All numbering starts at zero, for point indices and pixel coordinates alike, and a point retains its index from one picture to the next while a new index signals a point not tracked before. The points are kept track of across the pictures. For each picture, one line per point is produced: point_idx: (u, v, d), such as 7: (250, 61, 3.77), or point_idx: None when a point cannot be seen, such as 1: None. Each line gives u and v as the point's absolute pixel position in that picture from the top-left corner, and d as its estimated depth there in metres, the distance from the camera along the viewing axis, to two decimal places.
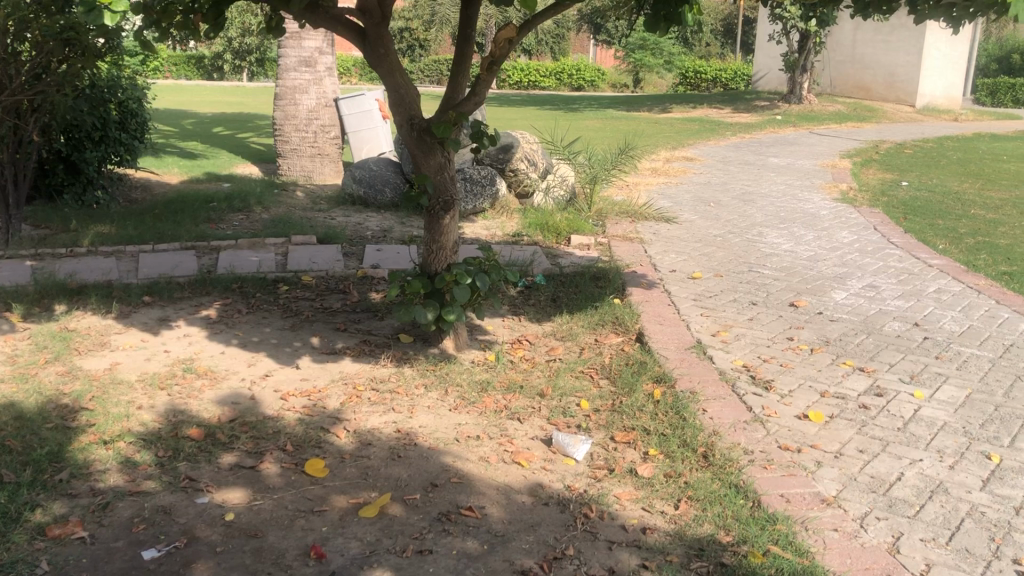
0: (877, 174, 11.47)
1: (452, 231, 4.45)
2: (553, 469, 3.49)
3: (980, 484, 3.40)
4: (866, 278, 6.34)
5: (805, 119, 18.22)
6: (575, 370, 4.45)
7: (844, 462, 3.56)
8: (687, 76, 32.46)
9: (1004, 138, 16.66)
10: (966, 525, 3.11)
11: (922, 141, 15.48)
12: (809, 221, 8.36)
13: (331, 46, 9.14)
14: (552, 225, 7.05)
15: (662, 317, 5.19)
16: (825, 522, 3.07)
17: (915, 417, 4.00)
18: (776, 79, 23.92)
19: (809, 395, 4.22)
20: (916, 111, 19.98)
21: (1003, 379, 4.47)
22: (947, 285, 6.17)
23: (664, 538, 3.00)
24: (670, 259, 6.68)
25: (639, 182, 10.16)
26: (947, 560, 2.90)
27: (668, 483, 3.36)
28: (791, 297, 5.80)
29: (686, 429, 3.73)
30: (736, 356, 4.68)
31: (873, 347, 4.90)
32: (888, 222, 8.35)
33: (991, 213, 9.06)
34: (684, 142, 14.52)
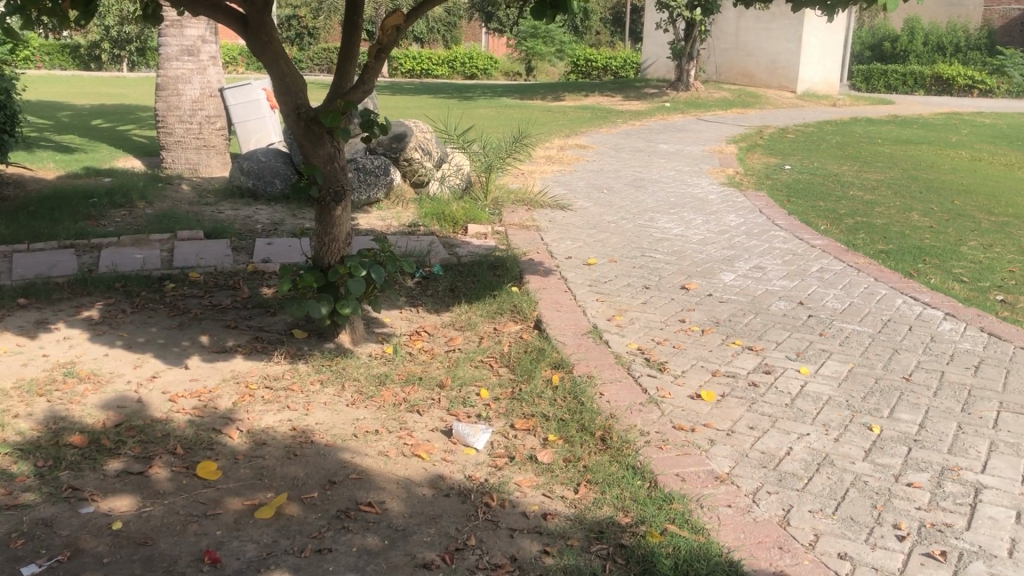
0: (762, 159, 11.84)
1: (344, 223, 4.37)
2: (454, 460, 3.48)
3: (863, 455, 3.55)
4: (752, 259, 6.53)
5: (692, 106, 18.64)
6: (474, 360, 4.44)
7: (735, 439, 3.66)
8: (579, 64, 32.84)
9: (879, 122, 17.45)
10: (851, 494, 3.24)
11: (803, 126, 16.05)
12: (698, 205, 8.58)
13: (214, 34, 8.85)
14: (448, 214, 7.02)
15: (560, 304, 5.23)
16: (719, 499, 3.15)
17: (801, 393, 4.14)
18: (664, 66, 24.40)
19: (701, 375, 4.33)
20: (797, 97, 20.69)
21: (882, 353, 4.68)
22: (829, 265, 6.42)
23: (565, 522, 3.03)
24: (565, 246, 6.74)
25: (534, 170, 10.22)
26: (834, 530, 3.01)
27: (568, 468, 3.39)
28: (682, 280, 5.93)
29: (584, 413, 3.78)
30: (631, 339, 4.76)
31: (761, 327, 5.06)
32: (773, 204, 8.64)
33: (868, 194, 9.47)
34: (577, 129, 14.65)
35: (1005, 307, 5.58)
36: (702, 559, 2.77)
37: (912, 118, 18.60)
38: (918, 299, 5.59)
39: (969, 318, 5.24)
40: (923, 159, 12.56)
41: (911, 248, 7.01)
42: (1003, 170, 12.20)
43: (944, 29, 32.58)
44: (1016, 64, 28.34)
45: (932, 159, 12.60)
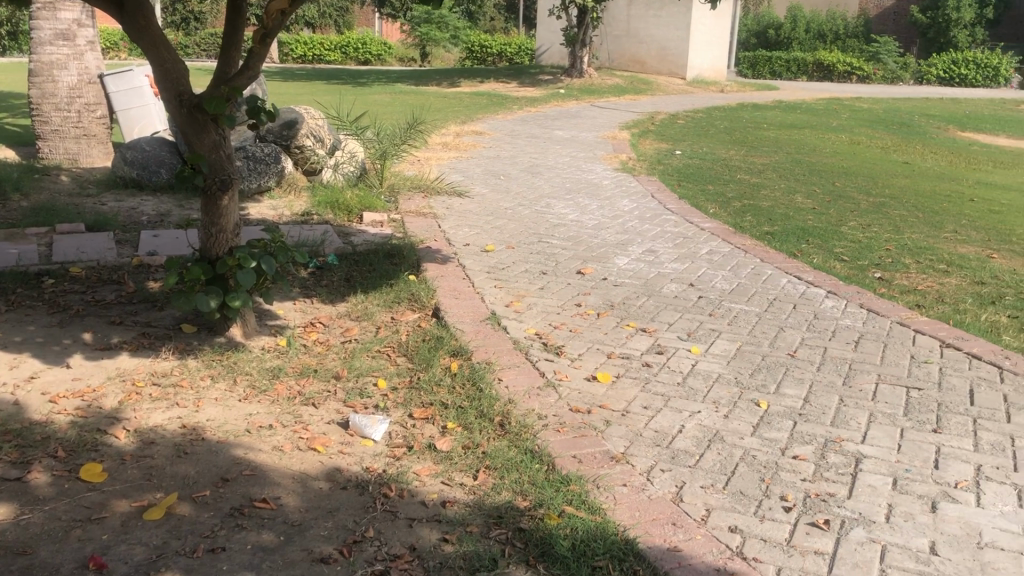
0: (654, 144, 12.08)
1: (232, 213, 4.25)
2: (351, 452, 3.44)
3: (751, 430, 3.67)
4: (646, 243, 6.66)
5: (586, 92, 18.83)
6: (371, 350, 4.40)
7: (630, 419, 3.73)
8: (474, 49, 32.80)
9: (764, 108, 18.02)
10: (740, 469, 3.35)
11: (693, 111, 16.43)
12: (593, 190, 8.70)
13: (91, 18, 8.45)
14: (342, 202, 6.92)
15: (457, 291, 5.22)
16: (615, 478, 3.21)
17: (692, 371, 4.26)
18: (558, 53, 24.60)
19: (597, 357, 4.40)
20: (686, 83, 21.18)
21: (768, 331, 4.85)
22: (718, 247, 6.60)
23: (464, 509, 3.03)
24: (463, 233, 6.73)
25: (430, 157, 10.17)
26: (725, 503, 3.11)
27: (466, 455, 3.39)
28: (578, 265, 6.00)
29: (482, 400, 3.79)
30: (529, 325, 4.79)
31: (654, 308, 5.17)
32: (665, 189, 8.84)
33: (755, 177, 9.78)
34: (473, 116, 14.60)
35: (882, 283, 5.85)
36: (598, 539, 2.82)
37: (795, 104, 19.26)
38: (802, 278, 5.81)
39: (849, 295, 5.47)
40: (806, 143, 13.02)
41: (795, 229, 7.27)
42: (879, 152, 12.77)
43: (824, 17, 33.95)
44: (890, 51, 29.77)
45: (814, 143, 13.08)
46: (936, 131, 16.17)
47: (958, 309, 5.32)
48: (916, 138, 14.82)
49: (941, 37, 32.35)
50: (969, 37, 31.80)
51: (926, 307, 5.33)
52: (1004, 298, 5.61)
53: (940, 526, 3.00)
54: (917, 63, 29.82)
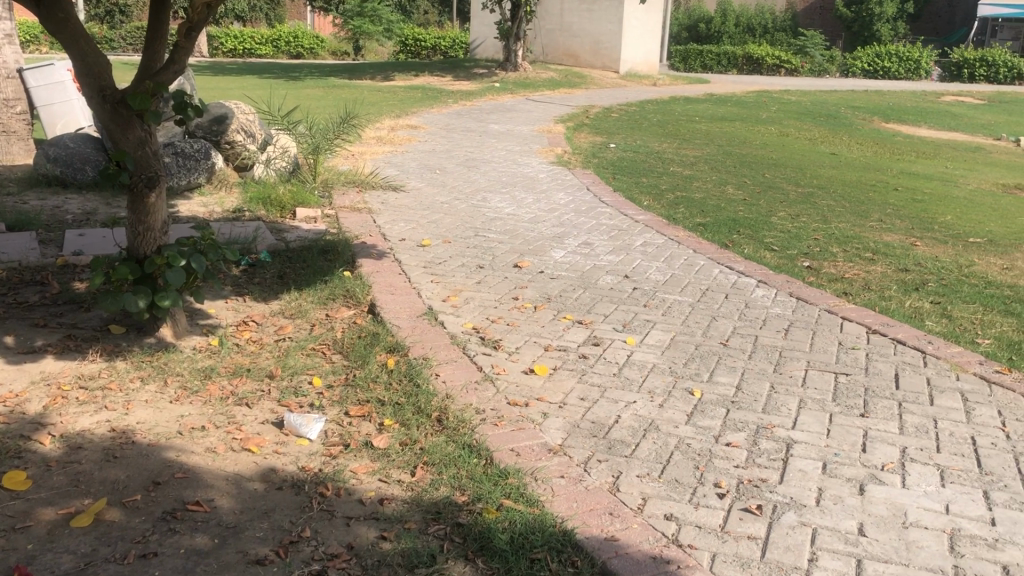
0: (589, 137, 12.16)
1: (160, 211, 4.15)
2: (286, 452, 3.39)
3: (685, 419, 3.73)
4: (581, 236, 6.70)
5: (521, 86, 18.85)
6: (305, 348, 4.34)
7: (568, 411, 3.75)
8: (407, 43, 32.61)
9: (695, 101, 18.29)
10: (675, 457, 3.40)
11: (626, 105, 16.59)
12: (528, 183, 8.72)
13: (8, 10, 8.17)
14: (274, 198, 6.81)
15: (393, 286, 5.19)
16: (553, 470, 3.23)
17: (628, 362, 4.30)
18: (492, 46, 24.60)
19: (534, 350, 4.41)
20: (620, 77, 21.38)
21: (701, 320, 4.93)
22: (652, 238, 6.68)
23: (401, 506, 3.02)
24: (398, 228, 6.68)
25: (364, 151, 10.08)
26: (661, 492, 3.15)
27: (404, 451, 3.38)
28: (515, 259, 6.00)
29: (419, 395, 3.77)
30: (466, 319, 4.79)
31: (590, 301, 5.21)
32: (600, 182, 8.90)
33: (687, 170, 9.92)
34: (407, 110, 14.50)
35: (811, 272, 5.98)
36: (536, 531, 2.83)
37: (726, 97, 19.58)
38: (733, 269, 5.91)
39: (779, 284, 5.58)
40: (737, 135, 13.23)
41: (726, 220, 7.39)
42: (807, 144, 13.05)
43: (753, 12, 34.62)
44: (816, 45, 30.46)
45: (745, 135, 13.31)
46: (861, 123, 16.59)
47: (884, 297, 5.47)
48: (842, 129, 15.19)
49: (865, 31, 33.19)
50: (891, 31, 32.80)
51: (852, 295, 5.47)
52: (927, 284, 5.78)
53: (868, 507, 3.08)
54: (842, 56, 30.56)
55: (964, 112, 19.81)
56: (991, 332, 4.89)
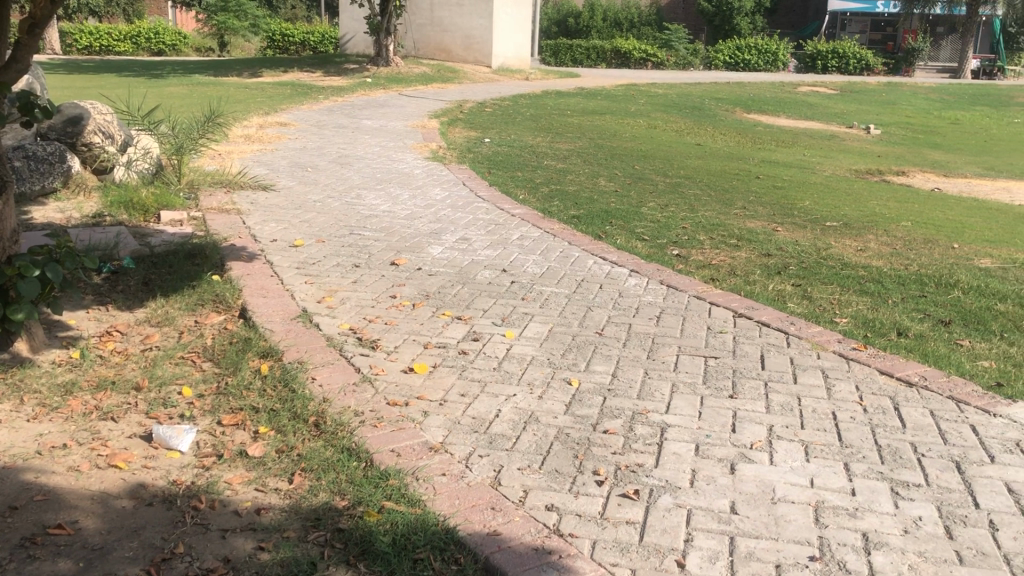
0: (463, 132, 12.17)
1: (8, 218, 3.91)
2: (155, 466, 3.26)
3: (564, 409, 3.78)
4: (458, 231, 6.69)
5: (393, 81, 18.70)
6: (174, 357, 4.19)
7: (448, 408, 3.74)
8: (275, 39, 31.84)
9: (567, 94, 18.57)
10: (555, 447, 3.44)
11: (500, 99, 16.69)
12: (403, 180, 8.65)
13: None
14: (136, 201, 6.53)
15: (265, 289, 5.05)
16: (434, 468, 3.22)
17: (507, 355, 4.33)
18: (362, 42, 24.29)
19: (414, 348, 4.38)
20: (492, 72, 21.49)
21: (578, 311, 5.00)
22: (528, 232, 6.74)
23: (279, 515, 2.94)
24: (269, 228, 6.51)
25: (232, 150, 9.78)
26: (541, 483, 3.18)
27: (281, 459, 3.30)
28: (391, 257, 5.95)
29: (295, 401, 3.69)
30: (343, 320, 4.71)
31: (469, 296, 5.21)
32: (475, 176, 8.92)
33: (561, 163, 10.05)
34: (276, 107, 14.13)
35: (680, 260, 6.17)
36: (418, 531, 2.82)
37: (596, 91, 19.96)
38: (607, 259, 6.02)
39: (650, 273, 5.72)
40: (607, 128, 13.49)
41: (599, 212, 7.53)
42: (674, 135, 13.42)
43: (619, 7, 35.46)
44: (680, 39, 31.36)
45: (615, 128, 13.57)
46: (724, 114, 17.20)
47: (748, 281, 5.69)
48: (707, 121, 15.71)
49: (726, 24, 34.45)
50: (750, 24, 34.16)
51: (720, 280, 5.67)
52: (788, 267, 6.05)
53: (739, 485, 3.20)
54: (705, 50, 31.58)
55: (818, 102, 20.82)
56: (848, 312, 5.16)
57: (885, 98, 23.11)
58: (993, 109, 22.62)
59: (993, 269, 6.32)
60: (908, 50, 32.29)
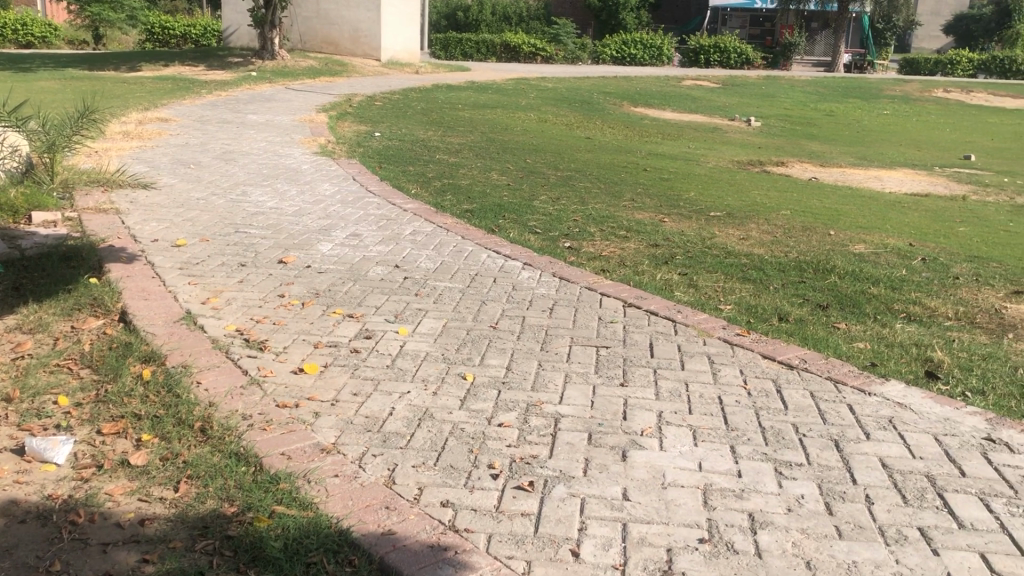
0: (353, 126, 12.00)
1: None
2: (29, 480, 3.10)
3: (458, 404, 3.77)
4: (348, 227, 6.59)
5: (279, 74, 18.29)
6: (49, 365, 3.99)
7: (339, 408, 3.68)
8: (154, 31, 30.75)
9: (458, 88, 18.55)
10: (449, 443, 3.43)
11: (390, 93, 16.53)
12: (291, 175, 8.48)
13: None
14: (5, 202, 6.20)
15: (146, 291, 4.87)
16: (326, 470, 3.16)
17: (400, 352, 4.29)
18: (246, 35, 23.69)
19: (303, 348, 4.30)
20: (381, 66, 21.29)
21: (471, 305, 5.00)
22: (420, 226, 6.69)
23: (165, 525, 2.84)
24: (150, 228, 6.28)
25: (109, 147, 9.39)
26: (437, 479, 3.16)
27: (165, 467, 3.18)
28: (279, 255, 5.81)
29: (180, 406, 3.56)
30: (229, 321, 4.57)
31: (360, 293, 5.14)
32: (365, 170, 8.81)
33: (452, 157, 10.03)
34: (156, 101, 13.62)
35: (572, 252, 6.24)
36: (311, 534, 2.76)
37: (487, 84, 20.00)
38: (500, 252, 6.04)
39: (542, 266, 5.76)
40: (498, 122, 13.53)
41: (492, 206, 7.54)
42: (564, 129, 13.57)
43: (507, 2, 35.64)
44: (569, 33, 31.72)
45: (506, 122, 13.63)
46: (612, 107, 17.49)
47: (638, 271, 5.80)
48: (596, 114, 15.94)
49: (612, 19, 35.04)
50: (636, 19, 34.85)
51: (610, 272, 5.76)
52: (675, 257, 6.19)
53: (630, 472, 3.26)
54: (593, 43, 32.01)
55: (702, 96, 21.42)
56: (732, 298, 5.31)
57: (765, 91, 23.93)
58: (863, 101, 23.72)
59: (866, 255, 6.61)
60: (785, 45, 33.53)
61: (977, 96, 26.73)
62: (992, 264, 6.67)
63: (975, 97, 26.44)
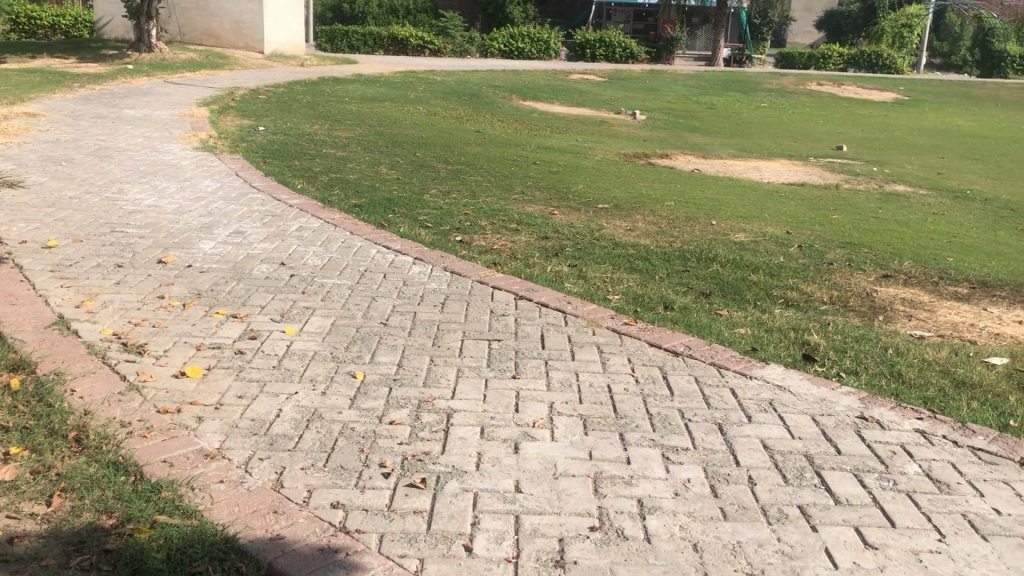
0: (235, 120, 11.67)
1: None
2: None
3: (348, 403, 3.71)
4: (232, 225, 6.40)
5: (157, 67, 17.61)
6: None
7: (224, 411, 3.58)
8: (19, 21, 29.16)
9: (345, 81, 18.28)
10: (339, 443, 3.37)
11: (275, 86, 16.15)
12: (170, 172, 8.18)
13: None
14: None
15: (14, 296, 4.61)
16: (210, 476, 3.06)
17: (287, 352, 4.19)
18: (121, 26, 22.74)
19: (185, 351, 4.15)
20: (265, 58, 20.77)
21: (360, 302, 4.93)
22: (307, 222, 6.56)
23: (37, 542, 2.70)
24: (17, 229, 5.94)
25: None
26: (327, 480, 3.11)
27: (37, 481, 3.02)
28: (158, 255, 5.60)
29: (52, 416, 3.39)
30: (105, 325, 4.38)
31: (244, 292, 5.00)
32: (248, 166, 8.58)
33: (340, 151, 9.87)
34: (23, 96, 12.91)
35: (462, 246, 6.23)
36: (194, 543, 2.67)
37: (374, 77, 19.78)
38: (390, 248, 5.98)
39: (433, 260, 5.73)
40: (386, 115, 13.39)
41: (380, 200, 7.46)
42: (453, 122, 13.53)
43: None
44: (456, 26, 31.65)
45: (394, 115, 13.50)
46: (501, 101, 17.54)
47: (528, 264, 5.83)
48: (485, 108, 15.97)
49: (499, 12, 35.15)
50: (523, 13, 35.06)
51: (501, 265, 5.77)
52: (565, 249, 6.26)
53: (523, 464, 3.27)
54: (481, 37, 32.03)
55: (589, 89, 21.72)
56: (620, 289, 5.41)
57: (650, 85, 24.46)
58: (742, 95, 24.52)
59: (747, 243, 6.84)
60: (668, 40, 34.33)
61: (848, 89, 27.97)
62: (863, 250, 6.99)
63: (846, 91, 27.67)
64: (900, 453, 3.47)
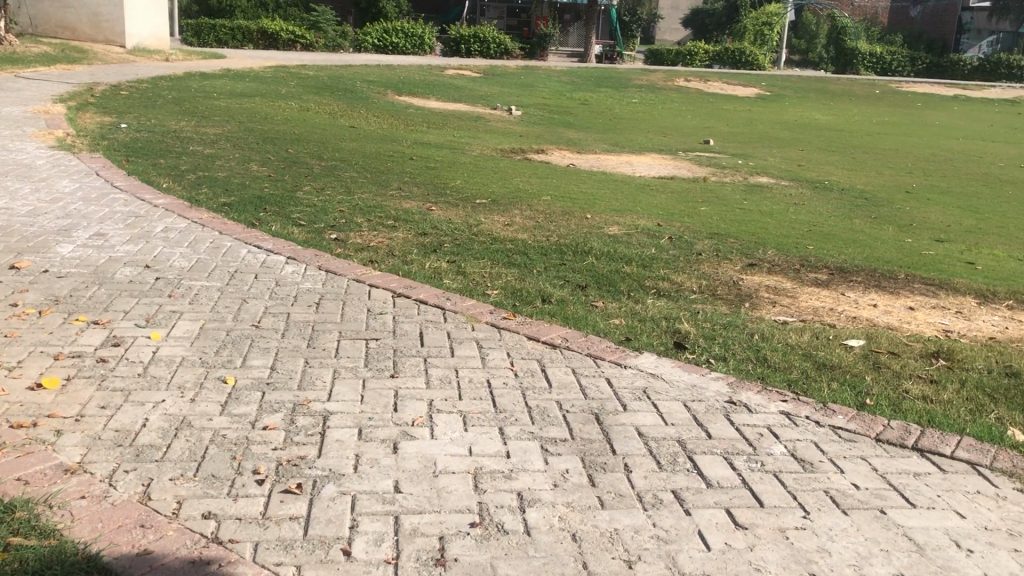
0: (94, 117, 11.11)
1: None
2: None
3: (219, 409, 3.58)
4: (92, 227, 6.09)
5: (6, 61, 16.59)
6: None
7: (85, 424, 3.40)
8: None
9: (213, 76, 17.69)
10: (210, 451, 3.26)
11: (136, 81, 15.48)
12: (23, 172, 7.71)
13: None
14: None
15: None
16: (70, 493, 2.90)
17: (153, 359, 4.02)
18: None
19: (41, 361, 3.93)
20: (126, 52, 19.88)
21: (231, 304, 4.77)
22: (173, 223, 6.31)
23: None
24: None
25: None
26: (197, 491, 2.99)
27: None
28: (10, 260, 5.28)
29: None
30: None
31: (106, 297, 4.77)
32: (109, 165, 8.18)
33: (208, 148, 9.55)
34: None
35: (338, 244, 6.12)
36: (53, 564, 2.52)
37: (243, 72, 19.22)
38: (261, 247, 5.81)
39: (307, 259, 5.61)
40: (257, 111, 13.04)
41: (252, 199, 7.24)
42: (327, 118, 13.29)
43: None
44: (328, 20, 31.05)
45: (264, 111, 13.16)
46: (375, 96, 17.34)
47: (405, 261, 5.78)
48: (360, 103, 15.76)
49: (372, 7, 34.75)
50: (396, 8, 34.76)
51: (377, 262, 5.70)
52: (442, 245, 6.24)
53: (402, 464, 3.24)
54: (353, 31, 31.54)
55: (464, 84, 21.74)
56: (497, 283, 5.42)
57: (524, 80, 24.68)
58: (613, 91, 25.05)
59: (621, 236, 6.97)
60: (541, 36, 34.69)
61: (713, 85, 28.96)
62: (730, 240, 7.24)
63: (711, 86, 28.61)
64: (766, 435, 3.61)
